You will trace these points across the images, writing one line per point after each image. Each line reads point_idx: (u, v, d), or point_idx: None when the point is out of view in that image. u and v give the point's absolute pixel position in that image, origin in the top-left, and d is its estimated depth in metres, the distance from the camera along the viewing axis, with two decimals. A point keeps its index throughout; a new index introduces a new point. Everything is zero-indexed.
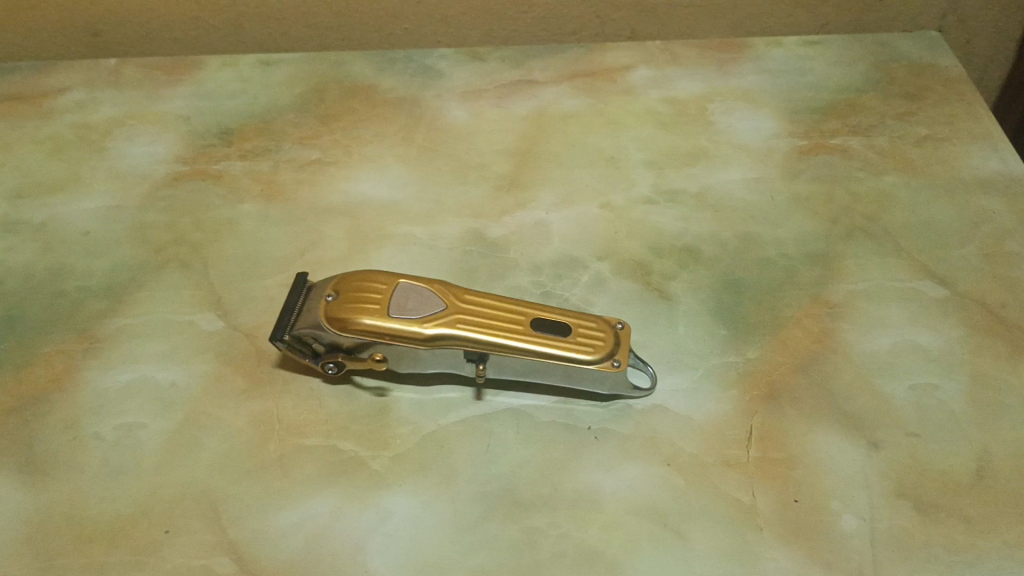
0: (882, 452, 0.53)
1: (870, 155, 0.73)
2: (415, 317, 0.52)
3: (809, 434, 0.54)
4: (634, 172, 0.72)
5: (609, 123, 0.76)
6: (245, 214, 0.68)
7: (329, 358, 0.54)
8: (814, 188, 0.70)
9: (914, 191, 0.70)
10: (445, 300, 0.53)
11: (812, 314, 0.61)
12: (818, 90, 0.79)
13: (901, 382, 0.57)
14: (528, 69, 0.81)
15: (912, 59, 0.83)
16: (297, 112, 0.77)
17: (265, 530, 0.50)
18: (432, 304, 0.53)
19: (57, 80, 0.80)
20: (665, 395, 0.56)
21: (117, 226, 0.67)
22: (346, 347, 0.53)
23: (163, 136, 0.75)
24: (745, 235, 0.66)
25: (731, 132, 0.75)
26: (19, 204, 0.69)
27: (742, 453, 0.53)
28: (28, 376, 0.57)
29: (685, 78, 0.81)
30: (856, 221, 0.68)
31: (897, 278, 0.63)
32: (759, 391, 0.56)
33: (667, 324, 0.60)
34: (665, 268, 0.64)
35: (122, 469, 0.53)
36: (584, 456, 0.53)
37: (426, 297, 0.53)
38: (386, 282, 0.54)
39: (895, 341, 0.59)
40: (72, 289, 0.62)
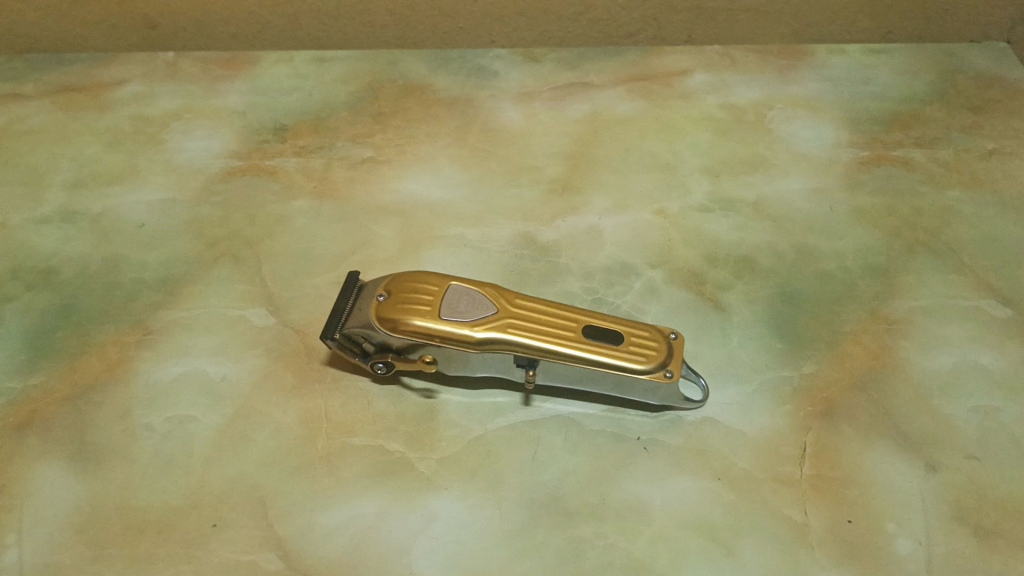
0: (940, 474, 0.52)
1: (933, 168, 0.71)
2: (465, 320, 0.52)
3: (865, 453, 0.53)
4: (689, 179, 0.71)
5: (664, 128, 0.75)
6: (297, 211, 0.68)
7: (379, 358, 0.54)
8: (875, 200, 0.68)
9: (979, 206, 0.68)
10: (496, 304, 0.53)
11: (870, 330, 0.59)
12: (880, 99, 0.77)
13: (962, 404, 0.55)
14: (583, 72, 0.81)
15: (980, 70, 0.80)
16: (351, 110, 0.77)
17: (310, 527, 0.50)
18: (484, 308, 0.53)
19: (117, 73, 0.82)
20: (717, 408, 0.55)
21: (171, 219, 0.68)
22: (395, 347, 0.53)
23: (218, 131, 0.76)
24: (803, 246, 0.65)
25: (790, 141, 0.74)
26: (77, 194, 0.70)
27: (795, 470, 0.52)
28: (84, 364, 0.58)
29: (743, 85, 0.79)
30: (919, 235, 0.66)
31: (961, 296, 0.61)
32: (814, 407, 0.55)
33: (721, 335, 0.58)
34: (719, 278, 0.62)
35: (172, 461, 0.53)
36: (632, 467, 0.52)
37: (476, 301, 0.53)
38: (438, 283, 0.53)
39: (957, 360, 0.57)
40: (127, 280, 0.63)
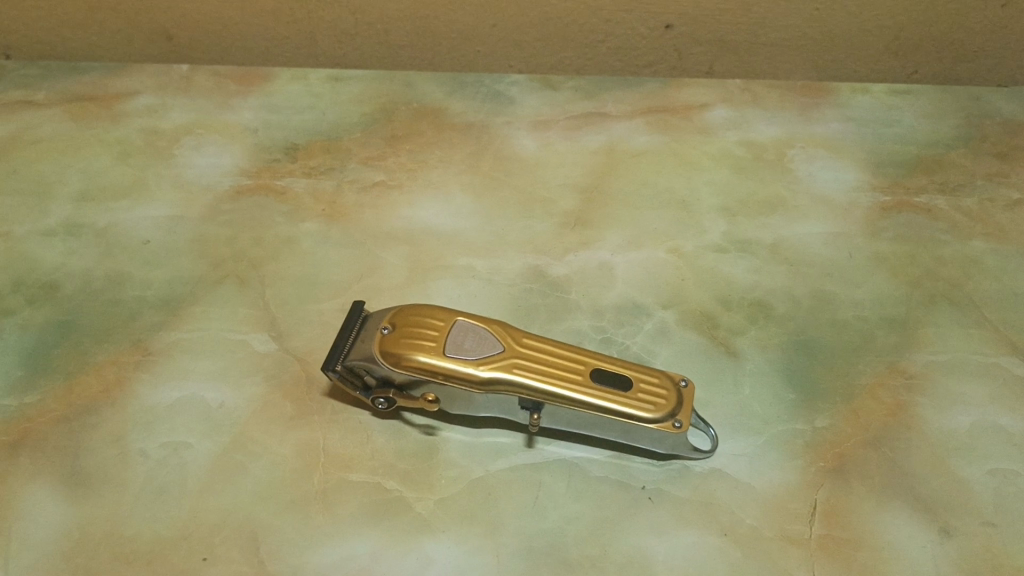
0: (955, 541, 0.50)
1: (956, 216, 0.70)
2: (471, 358, 0.51)
3: (878, 514, 0.51)
4: (705, 218, 0.69)
5: (681, 163, 0.74)
6: (306, 233, 0.67)
7: (382, 394, 0.52)
8: (895, 247, 0.67)
9: (1003, 258, 0.66)
10: (503, 343, 0.52)
11: (886, 383, 0.57)
12: (902, 142, 0.76)
13: (979, 466, 0.53)
14: (601, 101, 0.80)
15: (1005, 116, 0.79)
16: (365, 131, 0.76)
17: (302, 567, 0.48)
18: (490, 347, 0.51)
19: (131, 83, 0.81)
20: (725, 459, 0.53)
21: (178, 236, 0.67)
22: (398, 383, 0.52)
23: (230, 147, 0.75)
24: (819, 292, 0.63)
25: (809, 182, 0.72)
26: (84, 207, 0.70)
27: (805, 529, 0.50)
28: (81, 384, 0.57)
29: (763, 122, 0.78)
30: (939, 286, 0.64)
31: (981, 351, 0.60)
32: (827, 463, 0.53)
33: (733, 382, 0.57)
34: (733, 322, 0.61)
35: (165, 489, 0.52)
36: (636, 518, 0.50)
37: (482, 338, 0.52)
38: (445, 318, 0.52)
39: (975, 420, 0.56)
40: (130, 298, 0.62)
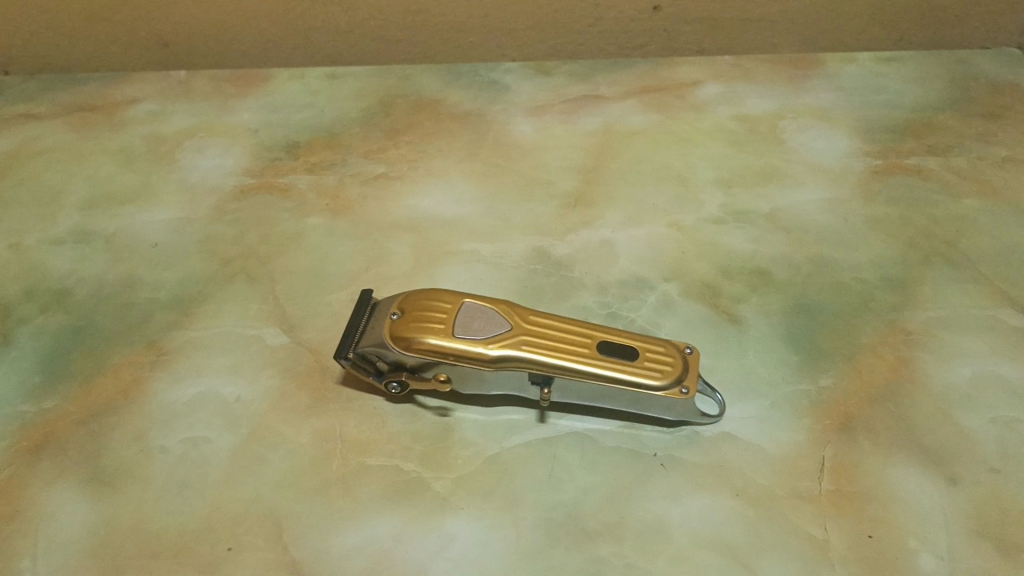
0: (960, 489, 0.51)
1: (948, 176, 0.71)
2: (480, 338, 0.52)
3: (885, 467, 0.52)
4: (703, 191, 0.70)
5: (677, 139, 0.75)
6: (311, 228, 0.68)
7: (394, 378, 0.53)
8: (889, 210, 0.68)
9: (996, 214, 0.67)
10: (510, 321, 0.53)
11: (887, 341, 0.58)
12: (893, 108, 0.77)
13: (981, 416, 0.54)
14: (594, 84, 0.81)
15: (993, 77, 0.80)
16: (363, 126, 0.78)
17: (326, 549, 0.50)
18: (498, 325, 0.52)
19: (130, 92, 0.82)
20: (734, 423, 0.54)
21: (185, 238, 0.68)
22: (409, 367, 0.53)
23: (231, 148, 0.76)
24: (818, 257, 0.64)
25: (802, 151, 0.73)
26: (92, 214, 0.71)
27: (815, 486, 0.51)
28: (99, 385, 0.58)
29: (755, 96, 0.79)
30: (935, 245, 0.65)
31: (978, 305, 0.61)
32: (832, 421, 0.54)
33: (737, 348, 0.58)
34: (735, 290, 0.62)
35: (187, 483, 0.53)
36: (650, 484, 0.52)
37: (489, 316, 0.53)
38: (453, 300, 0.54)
39: (976, 372, 0.57)
40: (142, 299, 0.63)
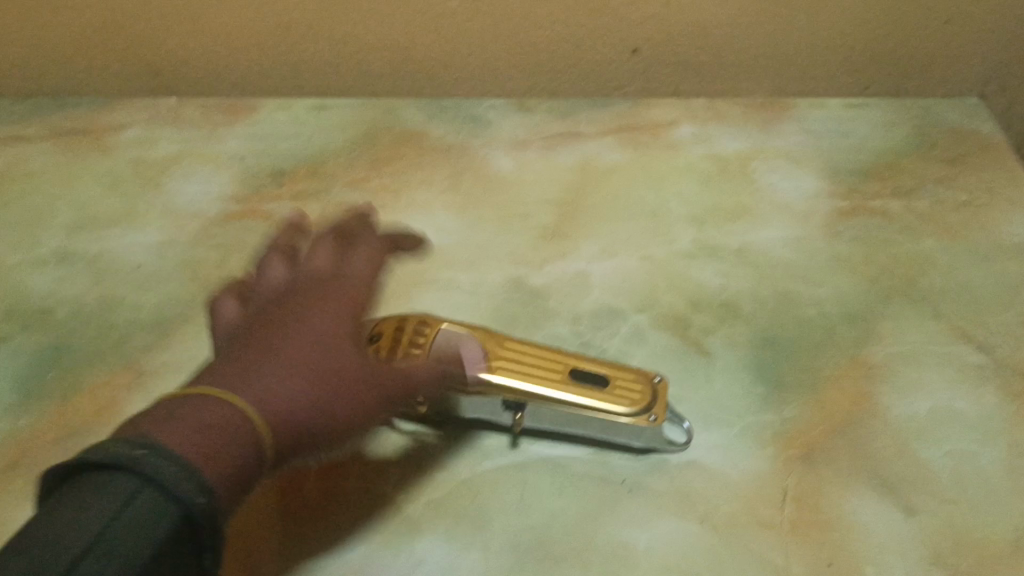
0: (916, 518, 0.53)
1: (910, 218, 0.74)
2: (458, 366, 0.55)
3: (844, 497, 0.54)
4: (676, 227, 0.73)
5: (652, 177, 0.78)
6: (293, 253, 0.69)
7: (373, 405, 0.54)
8: (853, 249, 0.71)
9: (954, 255, 0.70)
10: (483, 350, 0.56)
11: (849, 375, 0.61)
12: (860, 152, 0.80)
13: (937, 448, 0.56)
14: (573, 121, 0.84)
15: (955, 124, 0.84)
16: (347, 156, 0.80)
17: (297, 571, 0.50)
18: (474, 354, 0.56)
19: (118, 117, 0.84)
20: (699, 451, 0.56)
21: (168, 261, 0.69)
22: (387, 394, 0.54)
23: (217, 175, 0.78)
24: (784, 293, 0.67)
25: (771, 191, 0.76)
26: (75, 236, 0.72)
27: (776, 513, 0.53)
28: (77, 405, 0.58)
29: (728, 137, 0.82)
30: (895, 283, 0.68)
31: (936, 342, 0.63)
32: (794, 451, 0.56)
33: (704, 379, 0.60)
34: (703, 323, 0.64)
35: None
36: (617, 510, 0.53)
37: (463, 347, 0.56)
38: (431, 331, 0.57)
39: (934, 405, 0.59)
40: (123, 320, 0.64)
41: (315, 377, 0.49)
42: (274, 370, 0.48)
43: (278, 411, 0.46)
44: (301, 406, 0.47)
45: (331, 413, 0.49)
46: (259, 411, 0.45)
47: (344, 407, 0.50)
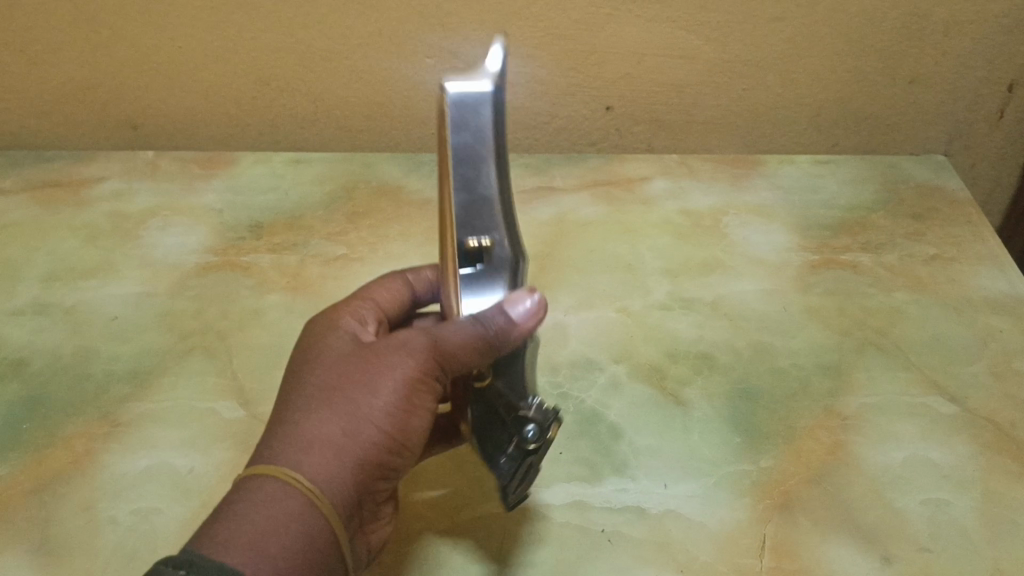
0: (894, 566, 0.53)
1: (879, 272, 0.76)
2: (507, 279, 0.50)
3: (822, 545, 0.54)
4: (651, 279, 0.74)
5: (627, 231, 0.79)
6: (271, 304, 0.69)
7: (511, 430, 0.49)
8: (825, 301, 0.72)
9: (923, 307, 0.72)
10: (501, 249, 0.49)
11: (825, 425, 0.61)
12: (828, 207, 0.83)
13: (913, 497, 0.57)
14: (549, 176, 0.85)
15: (920, 181, 0.87)
16: (326, 209, 0.80)
17: None
18: (493, 264, 0.49)
19: (97, 170, 0.84)
20: (678, 500, 0.56)
21: (145, 312, 0.69)
22: (500, 409, 0.50)
23: (195, 227, 0.78)
24: (758, 344, 0.68)
25: (743, 245, 0.78)
26: (51, 288, 0.71)
27: (756, 562, 0.53)
28: (50, 456, 0.57)
29: (700, 192, 0.85)
30: (867, 334, 0.69)
31: (908, 392, 0.64)
32: (772, 500, 0.56)
33: (682, 429, 0.61)
34: (680, 373, 0.65)
35: (134, 555, 0.51)
36: (597, 559, 0.53)
37: (477, 261, 0.49)
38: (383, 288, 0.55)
39: (908, 455, 0.60)
40: (97, 371, 0.63)
41: (338, 408, 0.45)
42: (290, 424, 0.45)
43: (312, 465, 0.43)
44: (335, 446, 0.44)
45: (371, 426, 0.44)
46: (301, 468, 0.42)
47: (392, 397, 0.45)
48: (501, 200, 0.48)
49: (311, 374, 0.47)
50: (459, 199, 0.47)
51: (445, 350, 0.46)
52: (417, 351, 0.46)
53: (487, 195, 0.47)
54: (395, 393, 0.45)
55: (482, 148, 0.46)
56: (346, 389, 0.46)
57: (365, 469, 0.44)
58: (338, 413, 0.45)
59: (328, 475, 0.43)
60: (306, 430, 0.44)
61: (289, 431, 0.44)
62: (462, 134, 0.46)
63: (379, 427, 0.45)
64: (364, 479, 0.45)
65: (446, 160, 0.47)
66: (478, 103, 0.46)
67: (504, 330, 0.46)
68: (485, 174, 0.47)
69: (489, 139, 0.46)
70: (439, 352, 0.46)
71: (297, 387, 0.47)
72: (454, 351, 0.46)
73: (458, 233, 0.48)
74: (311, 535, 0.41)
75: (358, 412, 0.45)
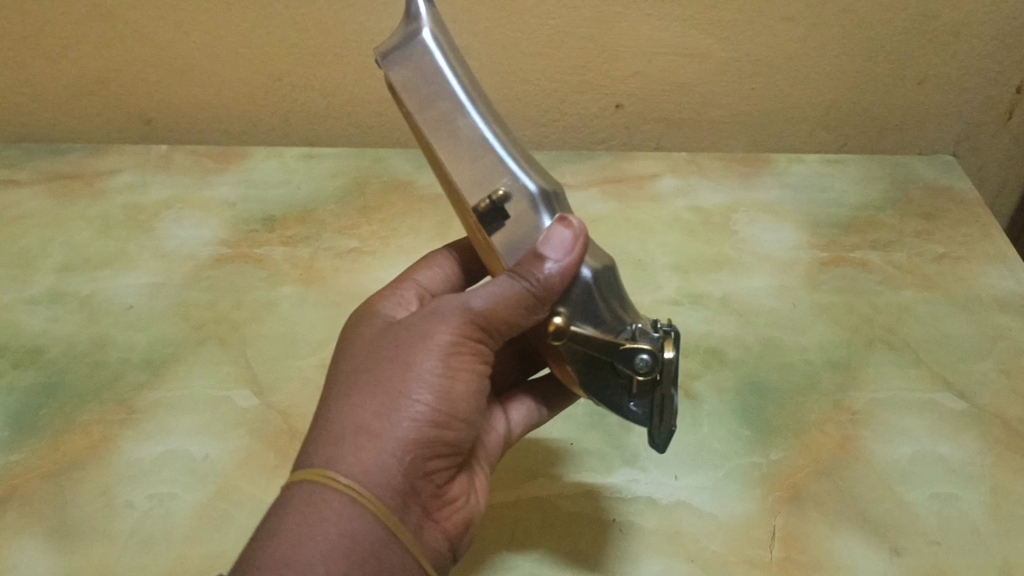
0: (903, 558, 0.53)
1: (888, 269, 0.76)
2: (546, 215, 0.46)
3: (832, 537, 0.54)
4: (660, 275, 0.75)
5: (636, 227, 0.80)
6: (284, 296, 0.70)
7: (620, 364, 0.46)
8: (834, 298, 0.73)
9: (932, 305, 0.72)
10: (523, 187, 0.46)
11: (833, 420, 0.62)
12: (837, 206, 0.83)
13: (922, 491, 0.57)
14: (559, 173, 0.86)
15: (929, 181, 0.87)
16: (338, 203, 0.81)
17: None
18: (524, 207, 0.45)
19: (111, 163, 0.85)
20: (688, 491, 0.57)
21: (160, 302, 0.69)
22: (597, 347, 0.46)
23: (209, 220, 0.78)
24: (767, 339, 0.68)
25: (753, 242, 0.79)
26: (67, 277, 0.72)
27: (765, 553, 0.53)
28: (67, 441, 0.58)
29: (709, 189, 0.85)
30: (876, 331, 0.69)
31: (917, 388, 0.65)
32: (782, 492, 0.57)
33: (692, 422, 0.61)
34: (690, 367, 0.65)
35: (151, 539, 0.52)
36: (608, 548, 0.53)
37: (506, 212, 0.46)
38: (426, 270, 0.57)
39: (916, 450, 0.60)
40: (113, 359, 0.64)
41: (373, 392, 0.43)
42: (329, 417, 0.44)
43: (349, 457, 0.41)
44: (373, 432, 0.42)
45: (410, 404, 0.43)
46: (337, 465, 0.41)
47: (430, 371, 0.43)
48: (493, 139, 0.46)
49: (345, 370, 0.46)
50: (451, 163, 0.46)
51: (481, 314, 0.44)
52: (452, 318, 0.45)
53: (479, 143, 0.46)
54: (431, 364, 0.44)
55: (446, 105, 0.46)
56: (382, 371, 0.44)
57: (411, 449, 0.42)
58: (371, 398, 0.43)
59: (368, 464, 0.41)
60: (343, 420, 0.43)
61: (327, 426, 0.43)
62: (424, 104, 0.46)
63: (418, 401, 0.43)
64: (412, 460, 0.42)
65: (421, 133, 0.46)
66: (423, 65, 0.46)
67: (548, 277, 0.43)
68: (464, 127, 0.46)
69: (453, 92, 0.46)
70: (475, 315, 0.44)
71: (332, 388, 0.46)
72: (492, 311, 0.44)
73: (468, 195, 0.46)
74: (352, 530, 0.40)
75: (393, 391, 0.43)
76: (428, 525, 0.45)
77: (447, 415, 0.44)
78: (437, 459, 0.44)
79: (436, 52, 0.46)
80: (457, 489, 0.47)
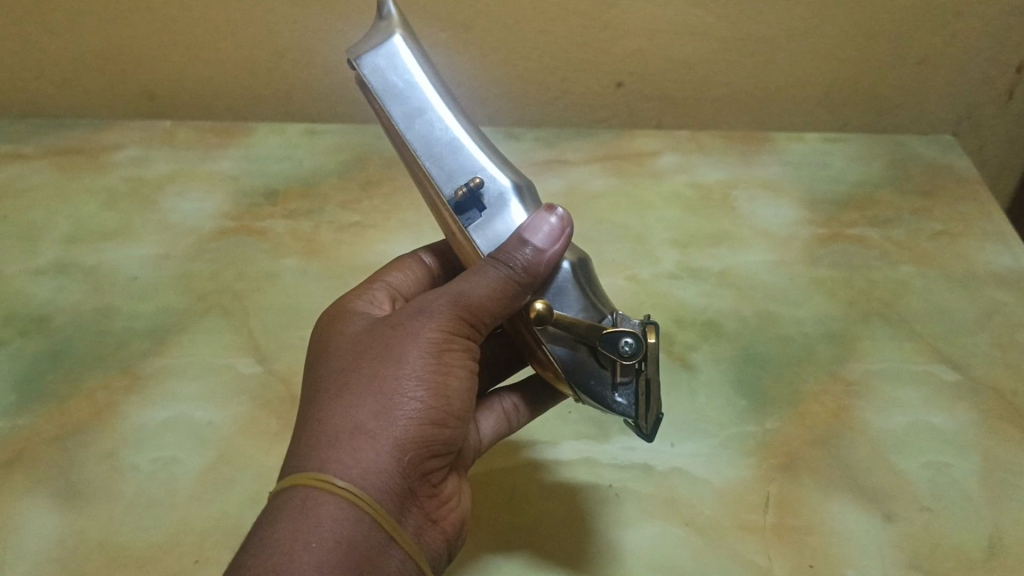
0: (895, 525, 0.54)
1: (886, 245, 0.76)
2: (520, 205, 0.46)
3: (825, 504, 0.55)
4: (659, 249, 0.75)
5: (636, 203, 0.80)
6: (286, 267, 0.71)
7: (603, 349, 0.45)
8: (832, 273, 0.73)
9: (929, 281, 0.73)
10: (497, 180, 0.47)
11: (829, 391, 0.62)
12: (836, 183, 0.84)
13: (915, 459, 0.58)
14: (559, 151, 0.87)
15: (928, 159, 0.87)
16: (340, 177, 0.82)
17: None
18: (498, 197, 0.46)
19: (115, 139, 0.86)
20: (685, 459, 0.57)
21: (164, 273, 0.70)
22: (579, 330, 0.45)
23: (212, 194, 0.79)
24: (765, 312, 0.69)
25: (752, 218, 0.79)
26: (72, 248, 0.73)
27: (759, 518, 0.54)
28: (73, 406, 0.59)
29: (709, 167, 0.86)
30: (873, 305, 0.70)
31: (913, 361, 0.65)
32: (776, 459, 0.57)
33: (689, 392, 0.62)
34: (687, 339, 0.66)
35: (155, 500, 0.53)
36: (604, 513, 0.54)
37: (482, 202, 0.46)
38: (398, 271, 0.57)
39: (910, 421, 0.61)
40: (117, 328, 0.65)
41: (367, 391, 0.42)
42: (320, 416, 0.42)
43: (345, 458, 0.40)
44: (370, 432, 0.40)
45: (404, 401, 0.41)
46: (333, 465, 0.39)
47: (423, 366, 0.42)
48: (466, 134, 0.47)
49: (329, 368, 0.44)
50: (427, 156, 0.46)
51: (472, 307, 0.43)
52: (440, 313, 0.43)
53: (452, 137, 0.47)
54: (423, 361, 0.42)
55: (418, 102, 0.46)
56: (373, 368, 0.43)
57: (406, 449, 0.41)
58: (363, 397, 0.41)
59: (367, 465, 0.40)
60: (334, 421, 0.41)
61: (318, 427, 0.41)
62: (396, 97, 0.46)
63: (413, 398, 0.41)
64: (410, 459, 0.41)
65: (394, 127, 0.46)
66: (394, 61, 0.47)
67: (532, 262, 0.44)
68: (436, 122, 0.47)
69: (425, 87, 0.47)
70: (464, 310, 0.43)
71: (317, 386, 0.44)
72: (480, 305, 0.43)
73: (444, 186, 0.46)
74: (350, 532, 0.38)
75: (387, 389, 0.42)
76: (425, 527, 0.43)
77: (443, 412, 0.42)
78: (433, 457, 0.43)
79: (406, 50, 0.47)
80: (451, 488, 0.46)
